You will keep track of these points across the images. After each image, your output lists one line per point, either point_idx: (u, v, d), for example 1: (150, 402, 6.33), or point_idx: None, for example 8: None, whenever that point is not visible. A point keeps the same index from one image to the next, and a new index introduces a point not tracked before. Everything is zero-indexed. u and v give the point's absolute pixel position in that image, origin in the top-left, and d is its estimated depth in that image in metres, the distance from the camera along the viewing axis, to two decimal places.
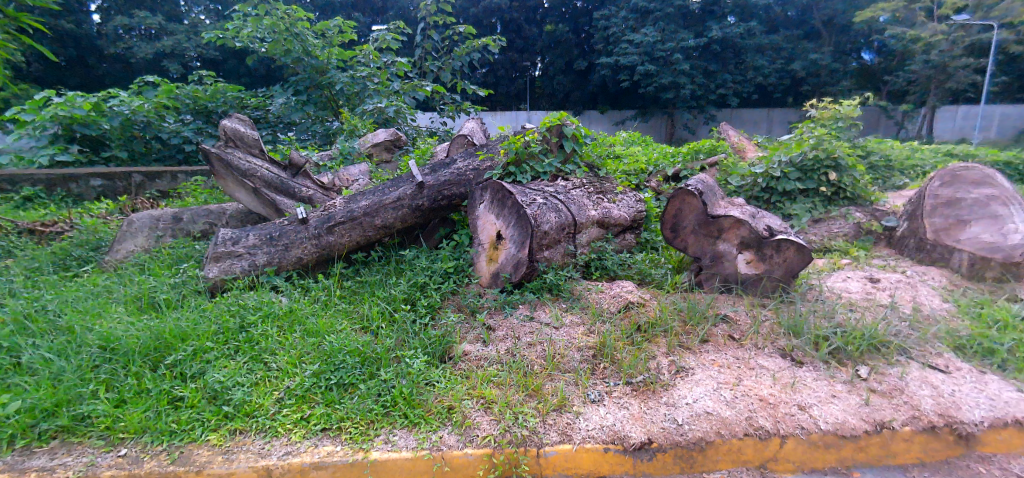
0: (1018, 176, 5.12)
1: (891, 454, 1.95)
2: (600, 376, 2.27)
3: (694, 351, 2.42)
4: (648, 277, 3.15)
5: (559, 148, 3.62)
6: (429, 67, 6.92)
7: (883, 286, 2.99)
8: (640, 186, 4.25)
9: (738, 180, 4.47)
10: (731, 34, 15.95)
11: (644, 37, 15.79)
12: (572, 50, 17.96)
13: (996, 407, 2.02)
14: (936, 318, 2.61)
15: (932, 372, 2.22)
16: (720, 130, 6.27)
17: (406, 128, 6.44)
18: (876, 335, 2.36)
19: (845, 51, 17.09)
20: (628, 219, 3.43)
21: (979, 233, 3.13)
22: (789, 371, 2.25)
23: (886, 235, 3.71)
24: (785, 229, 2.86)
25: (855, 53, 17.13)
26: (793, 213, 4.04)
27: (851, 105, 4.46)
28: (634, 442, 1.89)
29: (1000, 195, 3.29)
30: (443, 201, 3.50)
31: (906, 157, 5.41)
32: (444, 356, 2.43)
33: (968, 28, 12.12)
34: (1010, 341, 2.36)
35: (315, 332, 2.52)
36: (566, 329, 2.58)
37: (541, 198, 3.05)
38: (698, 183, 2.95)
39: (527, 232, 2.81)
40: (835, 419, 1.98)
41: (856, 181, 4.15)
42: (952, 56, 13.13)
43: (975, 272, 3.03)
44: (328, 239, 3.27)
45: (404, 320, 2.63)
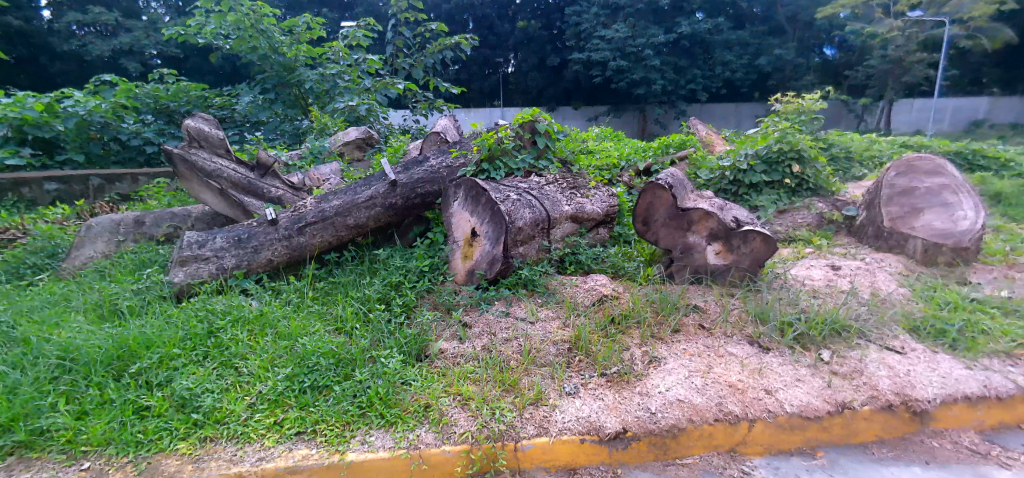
0: (967, 166, 5.38)
1: (853, 434, 2.04)
2: (575, 369, 2.30)
3: (666, 341, 2.46)
4: (622, 270, 3.17)
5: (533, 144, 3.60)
6: (400, 63, 6.77)
7: (844, 273, 3.09)
8: (613, 181, 4.29)
9: (707, 173, 4.53)
10: (700, 30, 16.09)
11: (615, 33, 16.01)
12: (545, 47, 18.04)
13: (948, 385, 2.14)
14: (893, 301, 2.73)
15: (889, 353, 2.33)
16: (689, 125, 6.36)
17: (378, 126, 6.31)
18: (837, 319, 2.46)
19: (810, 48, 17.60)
20: (602, 213, 3.45)
21: (932, 221, 3.28)
22: (757, 358, 2.32)
23: (846, 224, 3.82)
24: (752, 220, 2.93)
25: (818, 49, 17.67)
26: (759, 205, 4.13)
27: (815, 99, 4.56)
28: (609, 431, 1.94)
29: (950, 184, 3.45)
30: (417, 200, 3.46)
31: (865, 148, 5.62)
32: (419, 355, 2.43)
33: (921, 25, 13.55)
34: (959, 321, 2.50)
35: (288, 335, 2.49)
36: (542, 323, 2.60)
37: (515, 194, 3.04)
38: (668, 176, 2.97)
39: (501, 228, 2.81)
40: (799, 402, 2.06)
41: (819, 173, 4.27)
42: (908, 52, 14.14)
43: (929, 257, 3.16)
44: (299, 241, 3.20)
45: (379, 320, 2.61)
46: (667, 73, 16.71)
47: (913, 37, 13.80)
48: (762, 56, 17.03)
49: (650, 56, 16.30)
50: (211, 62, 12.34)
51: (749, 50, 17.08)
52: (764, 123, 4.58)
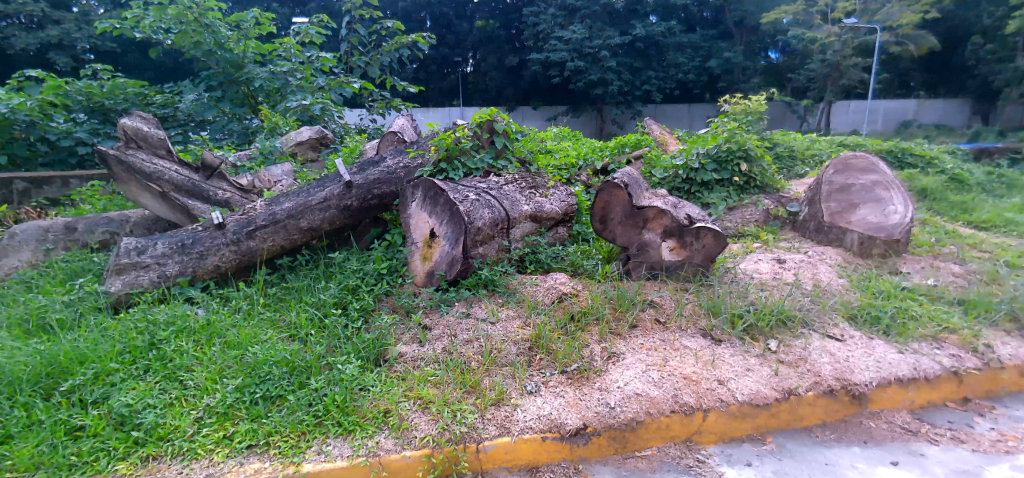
0: (897, 163, 5.78)
1: (799, 419, 2.16)
2: (536, 368, 2.31)
3: (624, 336, 2.51)
4: (581, 268, 3.21)
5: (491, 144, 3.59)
6: (355, 62, 6.58)
7: (789, 266, 3.25)
8: (571, 180, 4.34)
9: (661, 172, 4.63)
10: (653, 33, 16.51)
11: (572, 34, 16.22)
12: (504, 47, 18.13)
13: (882, 369, 2.28)
14: (832, 292, 2.89)
15: (830, 341, 2.46)
16: (644, 125, 6.51)
17: (333, 126, 6.12)
18: (783, 310, 2.58)
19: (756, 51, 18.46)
20: (560, 212, 3.48)
21: (866, 215, 3.51)
22: (710, 350, 2.40)
23: (790, 220, 4.02)
24: (703, 217, 3.03)
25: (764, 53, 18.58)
26: (710, 202, 4.28)
27: (760, 100, 4.76)
28: (570, 428, 1.96)
29: (882, 181, 3.70)
30: (373, 201, 3.38)
31: (807, 147, 5.93)
32: (378, 359, 2.37)
33: (856, 31, 14.74)
34: (891, 308, 2.68)
35: (238, 344, 2.38)
36: (503, 323, 2.60)
37: (474, 194, 3.02)
38: (624, 175, 3.03)
39: (460, 229, 2.78)
40: (749, 390, 2.15)
41: (764, 171, 4.49)
42: (844, 56, 15.09)
43: (865, 249, 3.37)
44: (249, 245, 3.06)
45: (335, 326, 2.54)
46: (623, 75, 17.03)
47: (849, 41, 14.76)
48: (712, 58, 17.64)
49: (607, 57, 16.59)
50: (151, 58, 11.67)
51: (700, 53, 17.66)
52: (714, 123, 4.75)
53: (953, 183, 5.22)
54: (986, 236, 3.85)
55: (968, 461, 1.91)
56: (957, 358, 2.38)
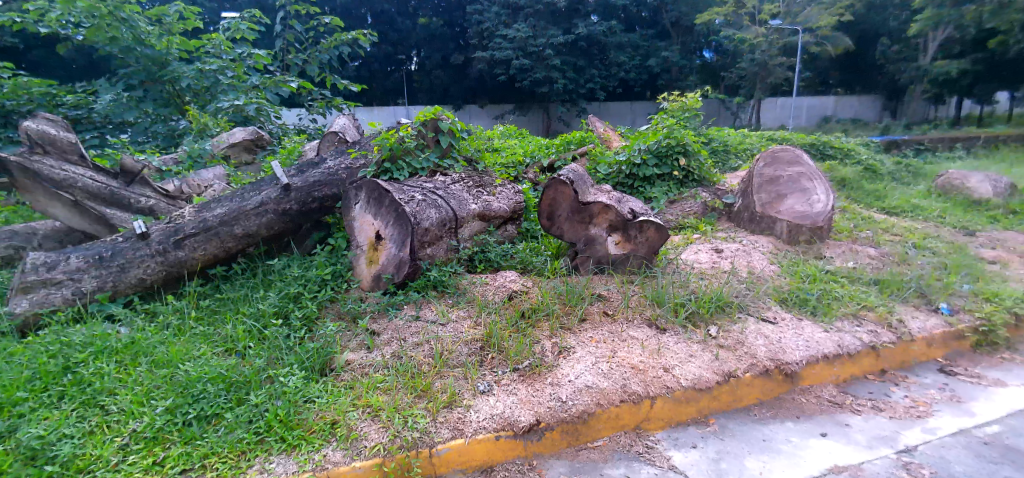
0: (819, 155, 6.23)
1: (738, 399, 2.28)
2: (488, 367, 2.31)
3: (574, 331, 2.55)
4: (530, 265, 3.22)
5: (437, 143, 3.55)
6: (291, 59, 6.15)
7: (726, 255, 3.41)
8: (518, 177, 4.36)
9: (605, 168, 4.72)
10: (596, 32, 16.90)
11: (516, 32, 16.27)
12: (448, 45, 18.02)
13: (811, 347, 2.45)
14: (765, 278, 3.07)
15: (765, 324, 2.61)
16: (589, 122, 6.65)
17: (270, 126, 5.84)
18: (721, 297, 2.70)
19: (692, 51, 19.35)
20: (508, 210, 3.49)
21: (793, 204, 3.76)
22: (655, 339, 2.48)
23: (726, 211, 4.22)
24: (646, 210, 3.14)
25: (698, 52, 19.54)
26: (652, 196, 4.43)
27: (695, 97, 5.02)
28: (523, 425, 1.96)
29: (807, 172, 3.97)
30: (314, 204, 3.24)
31: (739, 142, 6.28)
32: (323, 369, 2.27)
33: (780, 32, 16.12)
34: (816, 290, 2.88)
35: (167, 362, 2.21)
36: (453, 324, 2.57)
37: (419, 195, 2.97)
38: (569, 172, 3.06)
39: (406, 230, 2.74)
40: (692, 375, 2.24)
41: (701, 165, 4.71)
42: (771, 56, 16.22)
43: (793, 237, 3.61)
44: (177, 255, 2.86)
45: (275, 336, 2.41)
46: (567, 73, 17.07)
47: (775, 42, 16.04)
48: (651, 57, 18.22)
49: (551, 56, 16.67)
50: (60, 55, 10.66)
51: (640, 51, 18.23)
52: (654, 119, 4.93)
53: (867, 173, 5.71)
54: (896, 221, 4.23)
55: (886, 427, 2.08)
56: (874, 333, 2.59)
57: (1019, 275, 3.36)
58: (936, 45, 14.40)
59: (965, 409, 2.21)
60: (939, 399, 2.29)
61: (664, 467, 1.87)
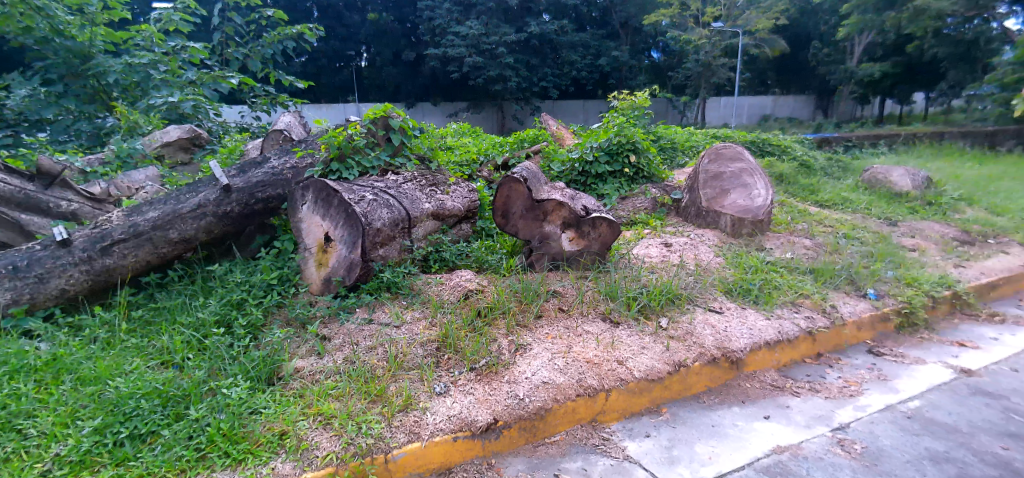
0: (759, 152, 6.58)
1: (688, 387, 2.36)
2: (444, 368, 2.28)
3: (530, 328, 2.56)
4: (485, 264, 3.21)
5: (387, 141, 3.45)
6: (230, 53, 5.72)
7: (674, 248, 3.53)
8: (473, 176, 4.34)
9: (559, 165, 4.76)
10: (547, 31, 17.02)
11: (468, 30, 16.14)
12: (399, 41, 17.69)
13: (754, 335, 2.57)
14: (711, 269, 3.20)
15: (712, 314, 2.73)
16: (542, 120, 6.72)
17: (208, 124, 5.56)
18: (671, 290, 2.80)
19: (641, 50, 19.93)
20: (463, 209, 3.46)
21: (736, 199, 3.94)
22: (609, 333, 2.53)
23: (674, 206, 4.37)
24: (598, 207, 3.19)
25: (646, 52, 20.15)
26: (604, 193, 4.53)
27: (644, 97, 5.20)
28: (481, 424, 1.94)
29: (748, 168, 4.18)
30: (258, 206, 3.10)
31: (686, 140, 6.53)
32: (270, 378, 2.17)
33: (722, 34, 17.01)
34: (758, 280, 3.03)
35: (95, 378, 2.04)
36: (408, 326, 2.52)
37: (370, 194, 2.88)
38: (523, 170, 3.07)
39: (357, 231, 2.68)
40: (645, 367, 2.30)
41: (650, 162, 4.86)
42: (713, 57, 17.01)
43: (736, 230, 3.79)
44: (105, 263, 2.65)
45: (217, 346, 2.28)
46: (520, 72, 17.13)
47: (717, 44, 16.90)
48: (602, 57, 18.63)
49: (504, 54, 16.63)
50: None
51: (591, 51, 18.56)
52: (605, 117, 5.03)
53: (802, 168, 6.08)
54: (827, 213, 4.52)
55: (822, 407, 2.22)
56: (810, 319, 2.76)
57: (934, 261, 3.68)
58: (859, 49, 16.19)
59: (891, 386, 2.39)
60: (868, 378, 2.47)
61: (620, 458, 1.91)
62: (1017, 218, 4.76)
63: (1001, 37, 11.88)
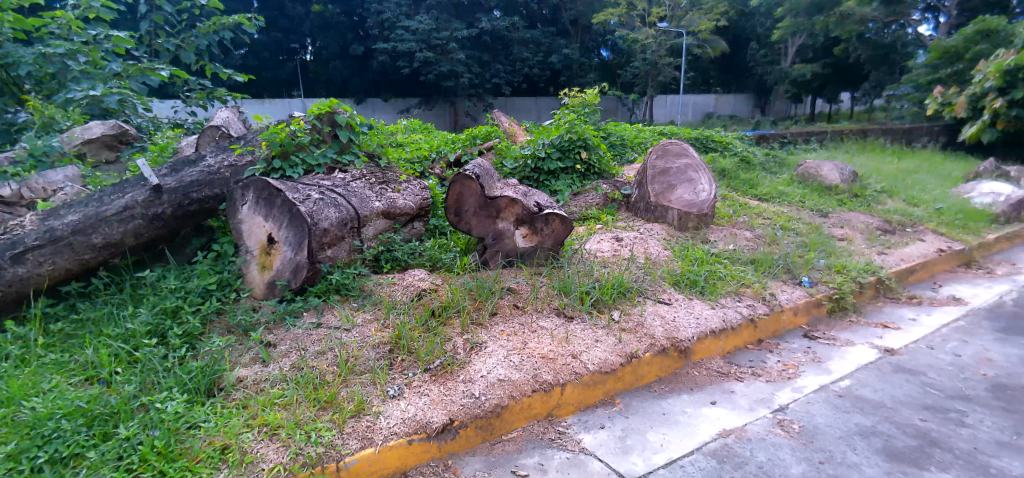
0: (703, 149, 6.85)
1: (640, 378, 2.43)
2: (398, 370, 2.22)
3: (485, 326, 2.55)
4: (439, 262, 3.17)
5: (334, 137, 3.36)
6: (160, 44, 5.34)
7: (625, 243, 3.62)
8: (424, 173, 4.27)
9: (511, 162, 4.79)
10: (498, 27, 16.93)
11: (418, 24, 15.83)
12: (346, 34, 17.09)
13: (701, 324, 2.68)
14: (659, 262, 3.31)
15: (661, 305, 2.82)
16: (494, 116, 6.72)
17: (137, 120, 5.15)
18: (622, 283, 2.86)
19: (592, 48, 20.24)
20: (415, 207, 3.40)
21: (683, 194, 4.09)
22: (563, 328, 2.56)
23: (625, 202, 4.48)
24: (551, 203, 3.22)
25: (596, 50, 20.50)
26: (557, 189, 4.57)
27: (594, 93, 5.27)
28: (436, 426, 1.91)
29: (693, 164, 4.35)
30: (193, 206, 2.92)
31: (635, 137, 6.70)
32: (210, 390, 2.03)
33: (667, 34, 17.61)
34: (704, 272, 3.15)
35: (5, 399, 1.82)
36: (359, 328, 2.45)
37: (316, 193, 2.82)
38: (475, 167, 3.05)
39: (302, 232, 2.60)
40: (598, 360, 2.35)
41: (601, 158, 4.94)
42: (659, 56, 17.58)
43: (683, 223, 3.93)
44: (17, 272, 2.41)
45: (149, 358, 2.12)
46: (472, 68, 17.02)
47: (663, 44, 17.47)
48: (553, 54, 18.80)
49: (455, 50, 16.46)
50: None
51: (543, 48, 18.60)
52: (556, 114, 5.08)
53: (742, 163, 6.39)
54: (766, 206, 4.77)
55: (763, 391, 2.34)
56: (752, 307, 2.91)
57: (860, 249, 3.96)
58: (793, 51, 17.49)
59: (824, 368, 2.55)
60: (804, 361, 2.63)
61: (576, 450, 1.93)
62: (930, 209, 5.19)
63: (915, 42, 13.46)
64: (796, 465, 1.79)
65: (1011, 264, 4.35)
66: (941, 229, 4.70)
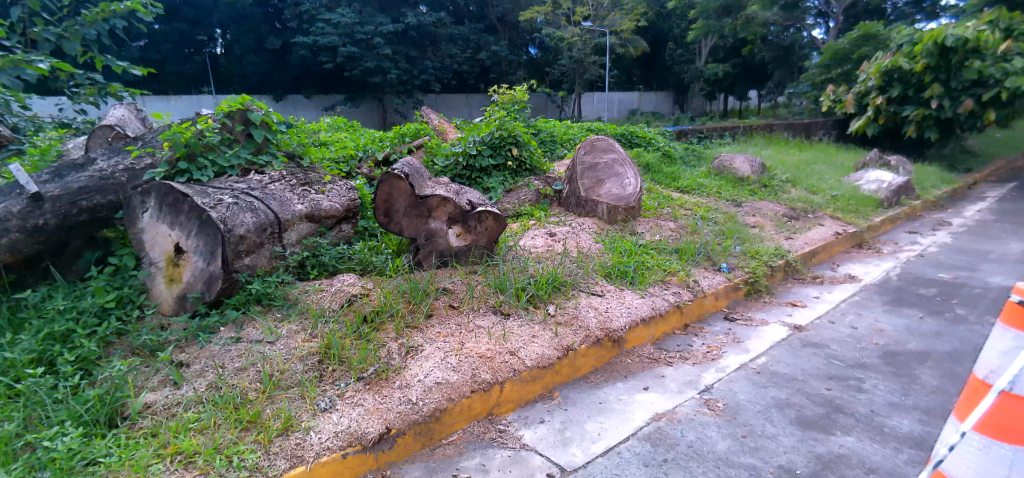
0: (629, 144, 7.15)
1: (577, 369, 2.48)
2: (329, 381, 2.10)
3: (421, 328, 2.47)
4: (370, 266, 3.05)
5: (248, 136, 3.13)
6: (37, 33, 4.62)
7: (558, 238, 3.68)
8: (352, 173, 4.11)
9: (443, 160, 4.74)
10: (425, 23, 16.64)
11: (340, 17, 15.22)
12: (261, 27, 16.03)
13: (632, 313, 2.78)
14: (591, 255, 3.39)
15: (594, 297, 2.89)
16: (425, 114, 6.60)
17: (12, 120, 4.50)
18: (557, 278, 2.91)
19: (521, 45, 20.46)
20: (342, 209, 3.26)
21: (611, 188, 4.24)
22: (500, 325, 2.55)
23: (556, 197, 4.56)
24: (483, 201, 3.20)
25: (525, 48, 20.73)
26: (489, 186, 4.55)
27: (522, 90, 5.29)
28: (372, 436, 1.82)
29: (620, 159, 4.53)
30: (84, 216, 2.60)
31: (564, 133, 6.85)
32: (112, 421, 1.81)
33: (591, 34, 18.26)
34: (633, 262, 3.28)
35: None
36: (285, 340, 2.30)
37: (230, 197, 2.61)
38: (404, 166, 2.96)
39: (215, 239, 2.42)
40: (535, 355, 2.36)
41: (532, 154, 4.98)
42: (584, 54, 18.18)
43: (612, 217, 4.07)
44: None
45: (33, 391, 1.84)
46: (400, 63, 16.64)
47: (587, 42, 18.23)
48: (481, 51, 18.82)
49: (380, 45, 16.01)
50: None
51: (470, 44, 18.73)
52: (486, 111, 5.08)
53: (665, 158, 6.74)
54: (687, 198, 5.05)
55: (691, 373, 2.47)
56: (678, 294, 3.06)
57: (770, 235, 4.31)
58: (706, 51, 18.87)
59: (744, 347, 2.73)
60: (726, 342, 2.80)
61: (517, 447, 1.93)
62: (827, 196, 5.74)
63: (810, 45, 15.00)
64: (722, 441, 1.91)
65: (894, 244, 4.92)
66: (837, 214, 5.22)
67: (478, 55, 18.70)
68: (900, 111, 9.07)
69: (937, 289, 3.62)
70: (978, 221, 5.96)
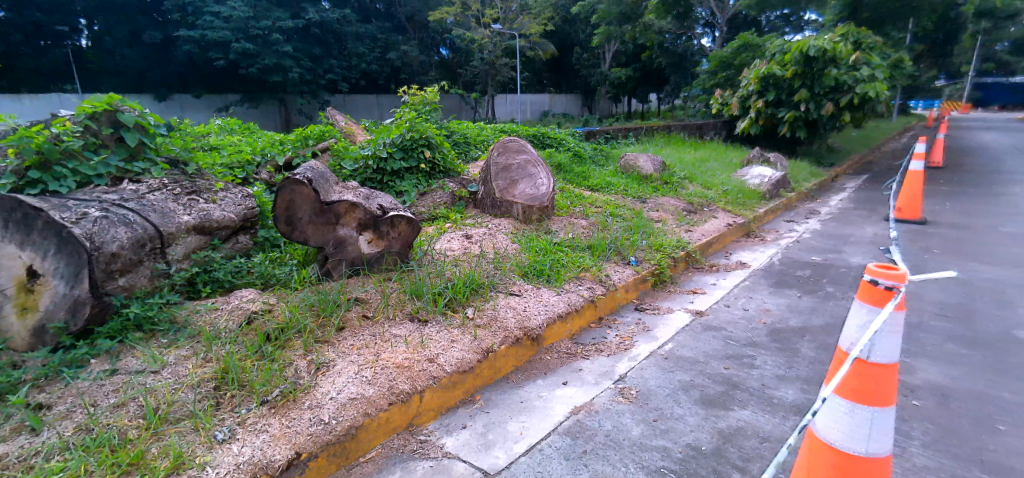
0: (541, 144, 7.35)
1: (498, 371, 2.48)
2: (227, 409, 1.90)
3: (332, 342, 2.33)
4: (272, 279, 2.84)
5: (119, 141, 2.78)
6: None
7: (474, 240, 3.66)
8: (247, 179, 3.85)
9: (352, 164, 4.55)
10: (328, 20, 15.89)
11: (231, 10, 14.06)
12: (138, 18, 14.33)
13: (550, 310, 2.84)
14: (508, 255, 3.42)
15: (513, 297, 2.91)
16: (331, 115, 6.30)
17: None
18: (474, 280, 2.90)
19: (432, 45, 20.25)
20: (238, 219, 2.99)
21: (525, 188, 4.32)
22: (417, 332, 2.48)
23: (472, 199, 4.53)
24: (395, 205, 3.12)
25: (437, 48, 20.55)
26: (402, 190, 4.45)
27: (433, 92, 5.25)
28: (279, 464, 1.66)
29: (532, 160, 4.63)
30: None
31: (477, 134, 6.88)
32: None
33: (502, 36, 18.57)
34: (549, 261, 3.35)
35: None
36: (173, 368, 2.05)
37: (97, 210, 2.31)
38: (306, 171, 2.79)
39: (79, 259, 2.11)
40: (455, 360, 2.32)
41: (446, 156, 4.94)
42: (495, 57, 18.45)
43: (527, 216, 4.13)
44: None
45: None
46: (302, 62, 15.76)
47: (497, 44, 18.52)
48: (391, 51, 18.38)
49: (280, 41, 15.03)
50: None
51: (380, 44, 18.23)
52: (397, 113, 4.95)
53: (575, 157, 7.01)
54: (596, 196, 5.28)
55: (606, 364, 2.57)
56: (592, 289, 3.18)
57: (671, 229, 4.62)
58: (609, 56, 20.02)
59: (653, 335, 2.90)
60: (637, 332, 2.96)
61: (439, 457, 1.88)
62: (719, 190, 6.30)
63: (699, 52, 16.43)
64: (635, 427, 2.00)
65: (776, 232, 5.52)
66: (728, 207, 5.73)
67: (388, 55, 18.24)
68: (775, 113, 10.21)
69: (811, 270, 4.10)
70: (841, 208, 6.86)
